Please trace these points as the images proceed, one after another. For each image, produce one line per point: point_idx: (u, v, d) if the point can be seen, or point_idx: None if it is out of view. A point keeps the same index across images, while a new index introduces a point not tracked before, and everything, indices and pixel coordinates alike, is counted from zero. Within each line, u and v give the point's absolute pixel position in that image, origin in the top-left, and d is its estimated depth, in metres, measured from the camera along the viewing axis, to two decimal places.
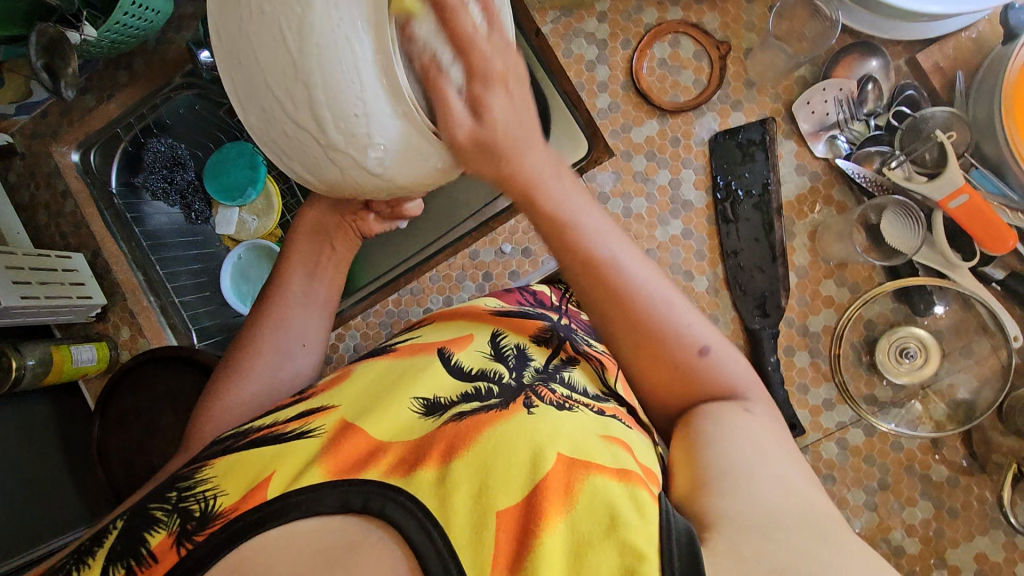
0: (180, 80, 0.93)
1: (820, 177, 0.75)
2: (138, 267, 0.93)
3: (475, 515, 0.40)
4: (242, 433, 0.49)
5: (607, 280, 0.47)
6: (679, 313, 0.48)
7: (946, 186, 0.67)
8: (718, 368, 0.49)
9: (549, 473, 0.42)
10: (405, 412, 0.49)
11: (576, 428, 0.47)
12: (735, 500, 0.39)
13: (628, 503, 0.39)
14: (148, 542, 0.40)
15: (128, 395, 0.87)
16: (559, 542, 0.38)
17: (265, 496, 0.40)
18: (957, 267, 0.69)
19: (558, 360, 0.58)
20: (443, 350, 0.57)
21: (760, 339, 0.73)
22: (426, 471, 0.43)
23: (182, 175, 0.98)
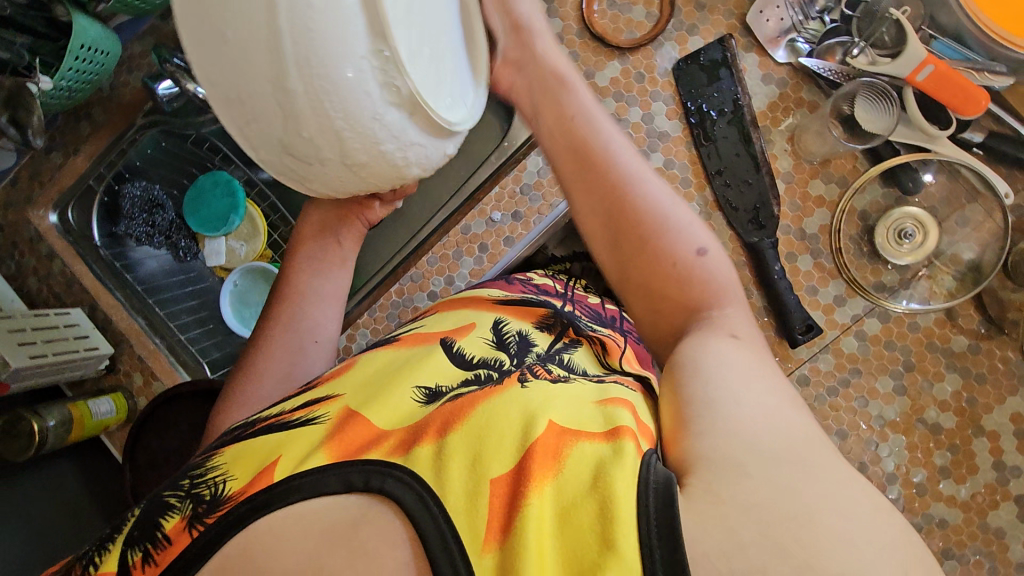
0: (142, 120, 0.90)
1: (787, 82, 0.75)
2: (138, 313, 0.92)
3: (469, 486, 0.38)
4: (250, 422, 0.48)
5: (603, 166, 0.52)
6: (675, 214, 0.52)
7: (911, 61, 0.68)
8: (712, 271, 0.50)
9: (540, 437, 0.40)
10: (406, 399, 0.47)
11: (571, 399, 0.45)
12: (718, 438, 0.38)
13: (617, 459, 0.38)
14: (164, 526, 0.40)
15: (154, 436, 0.86)
16: (547, 508, 0.37)
17: (272, 479, 0.40)
18: (937, 138, 0.70)
19: (562, 342, 0.58)
20: (446, 338, 0.56)
21: (761, 251, 0.74)
22: (424, 447, 0.41)
23: (162, 216, 1.00)
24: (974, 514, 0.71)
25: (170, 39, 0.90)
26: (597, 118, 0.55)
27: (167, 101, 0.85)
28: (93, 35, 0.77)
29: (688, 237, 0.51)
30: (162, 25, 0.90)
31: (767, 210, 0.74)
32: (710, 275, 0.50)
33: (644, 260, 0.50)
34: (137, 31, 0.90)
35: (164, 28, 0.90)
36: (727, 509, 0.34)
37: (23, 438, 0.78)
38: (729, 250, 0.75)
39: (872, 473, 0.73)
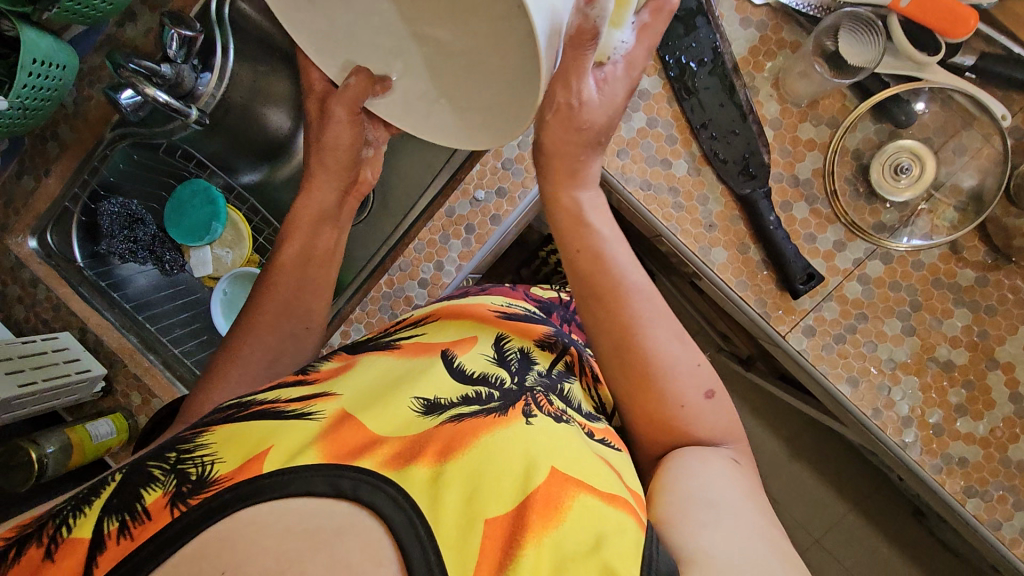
0: (112, 134, 0.87)
1: (767, 23, 0.72)
2: (129, 330, 0.91)
3: (461, 520, 0.38)
4: (244, 403, 0.46)
5: (618, 303, 0.49)
6: (685, 356, 0.49)
7: None
8: (720, 415, 0.49)
9: (541, 486, 0.40)
10: (404, 410, 0.46)
11: (573, 439, 0.45)
12: (717, 543, 0.38)
13: (617, 527, 0.38)
14: (143, 499, 0.37)
15: None
16: (541, 560, 0.37)
17: (261, 469, 0.37)
18: (927, 66, 0.67)
19: (560, 367, 0.57)
20: (448, 351, 0.54)
21: (755, 202, 0.71)
22: (420, 468, 0.41)
23: (143, 230, 0.97)
24: (995, 449, 0.70)
25: (128, 47, 0.87)
26: (612, 244, 0.52)
27: (132, 110, 0.81)
28: (45, 48, 0.74)
29: (697, 379, 0.49)
30: (118, 33, 0.87)
31: (757, 159, 0.72)
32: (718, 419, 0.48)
33: (660, 408, 0.47)
34: (94, 43, 0.88)
35: (120, 36, 0.87)
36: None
37: (22, 468, 0.78)
38: (722, 205, 0.73)
39: (887, 418, 0.71)
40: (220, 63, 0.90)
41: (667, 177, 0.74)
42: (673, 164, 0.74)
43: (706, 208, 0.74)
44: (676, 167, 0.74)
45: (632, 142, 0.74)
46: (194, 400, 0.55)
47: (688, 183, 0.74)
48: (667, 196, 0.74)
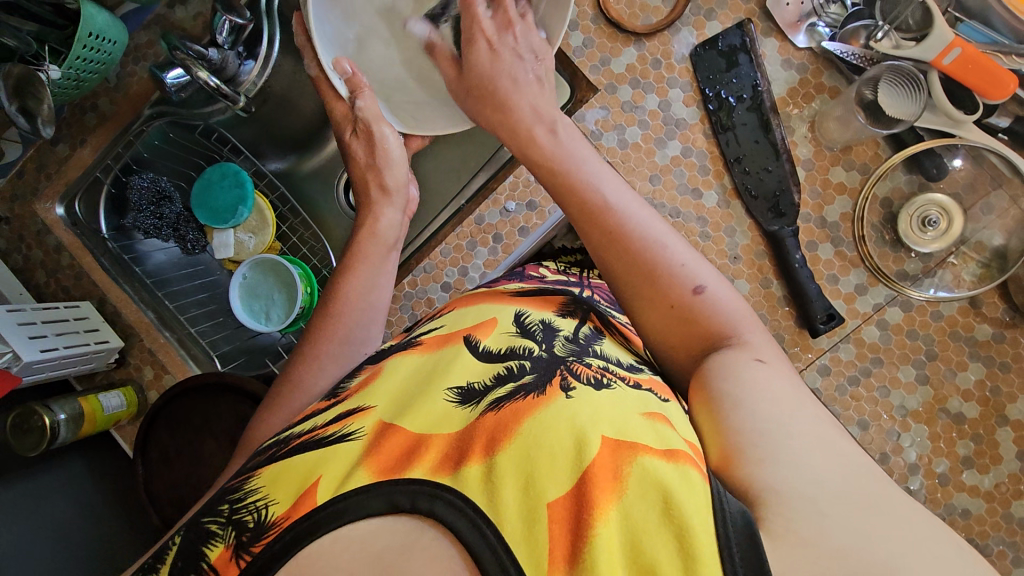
0: (149, 111, 0.89)
1: (807, 67, 0.74)
2: (148, 306, 0.91)
3: (525, 509, 0.40)
4: (285, 439, 0.50)
5: (599, 213, 0.54)
6: (673, 252, 0.53)
7: (937, 44, 0.66)
8: (716, 303, 0.51)
9: (595, 458, 0.41)
10: (440, 403, 0.49)
11: (616, 406, 0.46)
12: (793, 479, 0.38)
13: (681, 484, 0.39)
14: (210, 556, 0.44)
15: (165, 431, 0.86)
16: (613, 534, 0.39)
17: (316, 502, 0.42)
18: (963, 123, 0.68)
19: (590, 328, 0.57)
20: (469, 337, 0.55)
21: (782, 239, 0.73)
22: (472, 466, 0.43)
23: (169, 207, 0.96)
24: (998, 505, 0.71)
25: (177, 28, 0.89)
26: (588, 161, 0.58)
27: (176, 91, 0.83)
28: (101, 23, 0.76)
29: (684, 275, 0.52)
30: (168, 14, 0.89)
31: (787, 197, 0.73)
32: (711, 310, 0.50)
33: (650, 307, 0.52)
34: (143, 21, 0.89)
35: (170, 17, 0.89)
36: (814, 551, 0.35)
37: (34, 432, 0.77)
38: (748, 239, 0.75)
39: (894, 463, 0.72)
40: (265, 52, 0.90)
41: (697, 207, 0.75)
42: (704, 193, 0.75)
43: (732, 240, 0.75)
44: (706, 197, 0.75)
45: (665, 169, 0.75)
46: (252, 429, 0.61)
47: (717, 215, 0.75)
48: (695, 225, 0.75)
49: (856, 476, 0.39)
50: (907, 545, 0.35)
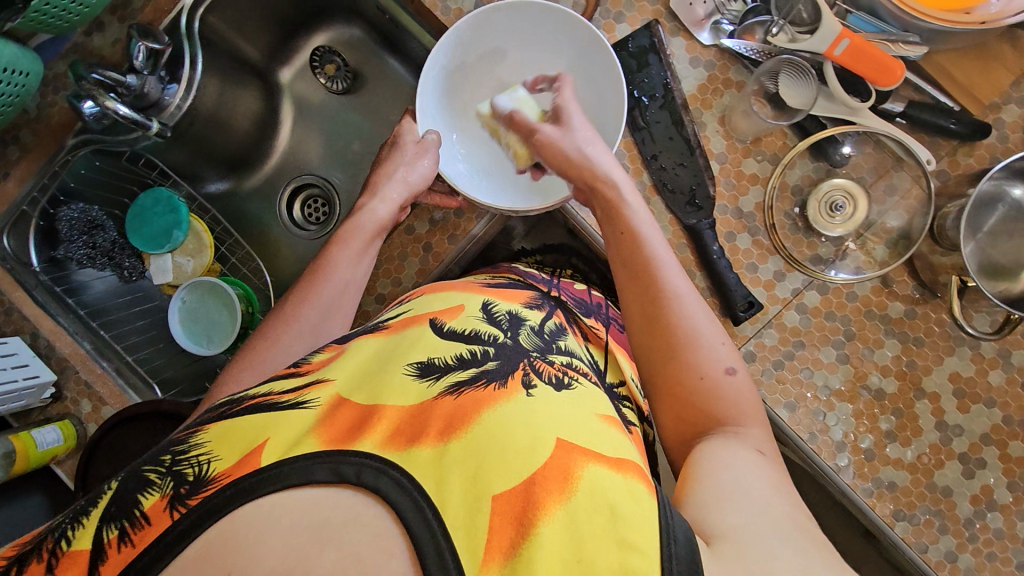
0: (74, 140, 0.88)
1: (715, 64, 0.76)
2: (83, 336, 0.90)
3: (469, 500, 0.43)
4: (238, 401, 0.52)
5: (645, 270, 0.58)
6: (711, 334, 0.55)
7: (828, 36, 0.68)
8: (736, 392, 0.53)
9: (547, 459, 0.45)
10: (402, 377, 0.53)
11: (575, 409, 0.51)
12: (751, 526, 0.41)
13: (624, 495, 0.43)
14: (142, 504, 0.43)
15: (104, 462, 0.84)
16: (554, 532, 0.41)
17: (260, 462, 0.43)
18: (860, 112, 0.71)
19: (554, 325, 0.66)
20: (435, 320, 0.61)
21: (701, 232, 0.74)
22: (425, 448, 0.45)
23: (103, 236, 0.96)
24: (922, 475, 0.73)
25: (94, 56, 0.88)
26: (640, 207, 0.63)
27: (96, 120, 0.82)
28: (8, 56, 0.75)
29: (716, 356, 0.54)
30: (85, 42, 0.88)
31: (703, 191, 0.75)
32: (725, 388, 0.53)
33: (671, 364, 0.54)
34: (59, 50, 0.88)
35: (87, 45, 0.88)
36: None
37: None
38: (671, 233, 0.76)
39: (822, 442, 0.74)
40: (187, 75, 0.90)
41: None
42: None
43: None
44: None
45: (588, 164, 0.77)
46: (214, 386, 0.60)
47: None
48: None
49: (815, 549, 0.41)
50: None
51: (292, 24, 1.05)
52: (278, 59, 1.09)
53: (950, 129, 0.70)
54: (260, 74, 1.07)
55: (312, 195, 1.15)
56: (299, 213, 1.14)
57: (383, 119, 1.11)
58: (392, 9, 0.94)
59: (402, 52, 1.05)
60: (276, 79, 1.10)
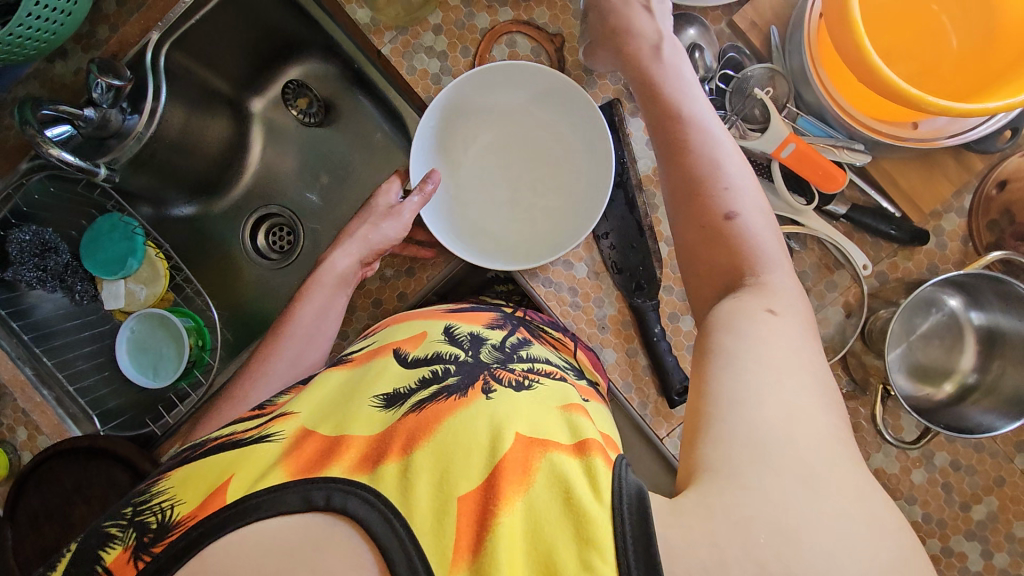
0: (28, 165, 0.87)
1: None
2: (26, 363, 0.89)
3: (435, 504, 0.43)
4: (200, 444, 0.53)
5: (677, 132, 0.58)
6: (725, 177, 0.56)
7: (774, 139, 0.69)
8: (747, 231, 0.54)
9: (506, 453, 0.46)
10: (368, 408, 0.53)
11: (534, 406, 0.52)
12: (726, 448, 0.41)
13: (582, 476, 0.43)
14: (104, 559, 0.43)
15: (36, 495, 0.84)
16: (516, 519, 0.42)
17: (224, 501, 0.43)
18: (803, 211, 0.72)
19: (517, 338, 0.67)
20: (398, 350, 0.63)
21: (644, 313, 0.76)
22: (390, 464, 0.46)
23: (55, 259, 0.94)
24: None
25: (56, 84, 0.88)
26: (681, 75, 0.63)
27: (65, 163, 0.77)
28: None
29: (725, 199, 0.55)
30: (47, 68, 0.88)
31: (648, 273, 0.77)
32: (736, 237, 0.54)
33: (690, 221, 0.56)
34: (19, 76, 0.87)
35: (49, 72, 0.88)
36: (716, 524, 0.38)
37: None
38: (615, 310, 0.78)
39: None
40: (151, 106, 0.89)
41: (568, 277, 0.79)
42: (575, 265, 0.79)
43: (601, 310, 0.79)
44: (577, 269, 0.79)
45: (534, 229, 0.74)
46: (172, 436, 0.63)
47: (587, 285, 0.79)
48: (566, 295, 0.79)
49: (800, 448, 0.41)
50: (812, 517, 0.38)
51: (267, 58, 1.05)
52: (250, 89, 1.08)
53: (891, 235, 0.72)
54: (230, 103, 1.07)
55: (277, 224, 1.15)
56: (259, 237, 1.14)
57: (354, 157, 1.11)
58: (361, 61, 1.00)
59: (375, 95, 1.06)
60: (247, 109, 1.10)
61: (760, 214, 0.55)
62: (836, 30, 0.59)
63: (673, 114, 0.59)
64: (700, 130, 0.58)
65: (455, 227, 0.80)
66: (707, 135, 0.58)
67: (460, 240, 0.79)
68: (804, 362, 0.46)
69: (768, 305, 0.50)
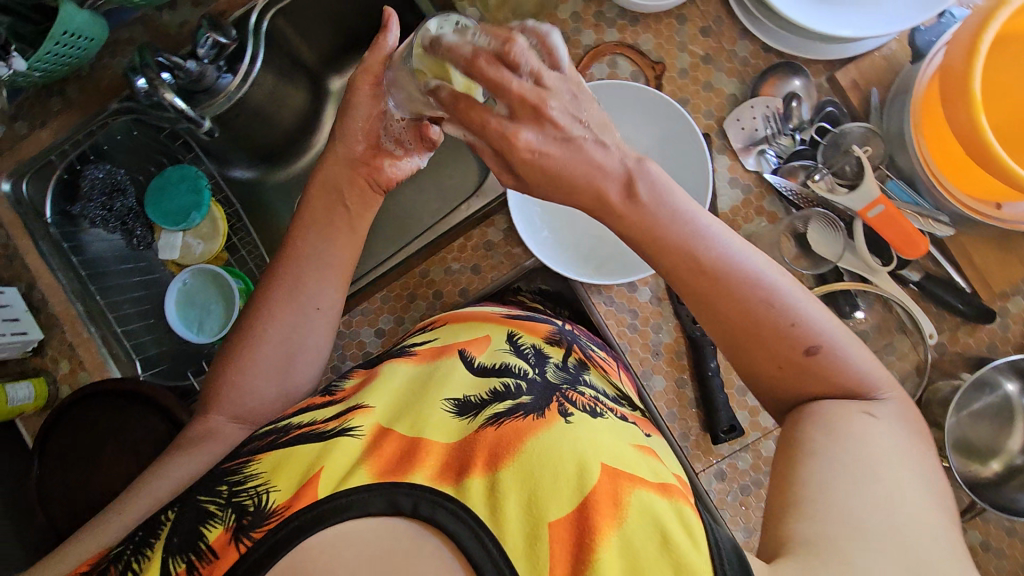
0: (117, 105, 0.88)
1: (752, 189, 0.79)
2: (78, 299, 0.88)
3: (527, 528, 0.45)
4: (285, 429, 0.55)
5: (710, 280, 0.52)
6: (791, 312, 0.51)
7: (865, 197, 0.73)
8: (832, 362, 0.51)
9: (596, 484, 0.47)
10: (441, 413, 0.55)
11: (613, 438, 0.53)
12: (826, 525, 0.43)
13: (676, 522, 0.45)
14: (206, 537, 0.45)
15: (71, 430, 0.84)
16: (612, 555, 0.43)
17: (317, 496, 0.44)
18: (878, 272, 0.73)
19: (574, 360, 0.66)
20: (464, 351, 0.64)
21: (702, 345, 0.77)
22: (476, 480, 0.47)
23: (121, 201, 0.98)
24: None
25: (161, 32, 0.90)
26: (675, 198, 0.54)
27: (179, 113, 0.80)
28: (78, 22, 0.78)
29: (803, 334, 0.51)
30: (154, 16, 0.90)
31: None
32: (825, 369, 0.51)
33: (758, 361, 0.52)
34: (126, 19, 0.89)
35: (156, 19, 0.90)
36: None
37: None
38: (671, 339, 0.79)
39: None
40: (245, 69, 0.91)
41: (630, 299, 0.80)
42: (639, 289, 0.80)
43: (658, 336, 0.79)
44: (640, 292, 0.80)
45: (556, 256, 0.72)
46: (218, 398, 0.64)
47: (648, 310, 0.80)
48: (626, 316, 0.79)
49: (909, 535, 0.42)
50: None
51: (358, 40, 1.07)
52: (334, 67, 1.11)
53: (958, 308, 0.73)
54: (313, 77, 1.09)
55: None
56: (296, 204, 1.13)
57: None
58: None
59: None
60: (327, 85, 1.12)
61: (838, 329, 0.52)
62: (957, 117, 0.63)
63: (695, 261, 0.52)
64: (737, 284, 0.51)
65: (538, 228, 0.81)
66: (748, 273, 0.52)
67: (542, 243, 0.80)
68: (907, 463, 0.47)
69: (863, 406, 0.50)
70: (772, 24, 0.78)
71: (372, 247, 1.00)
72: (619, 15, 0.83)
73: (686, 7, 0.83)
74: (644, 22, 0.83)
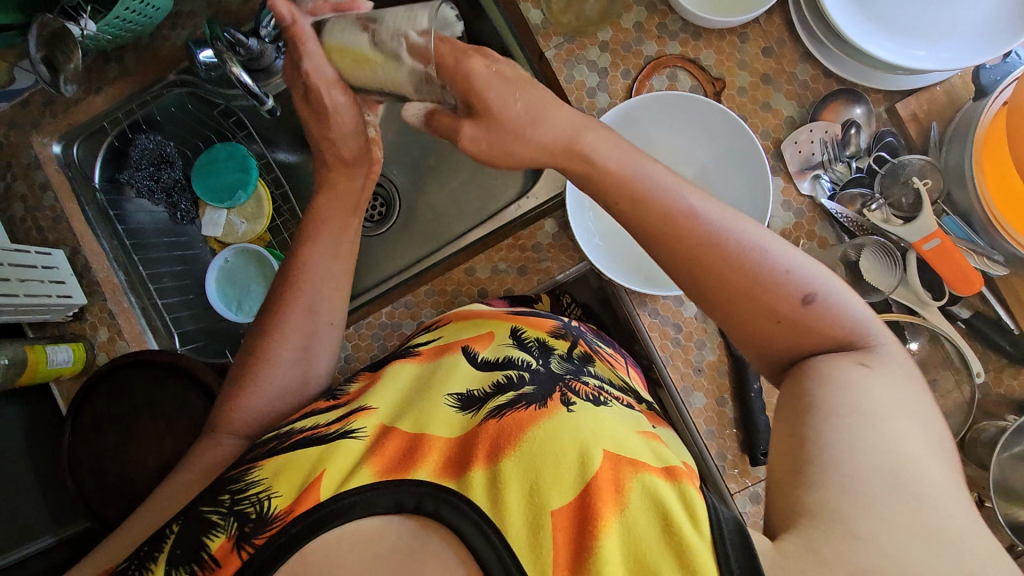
0: (174, 76, 0.89)
1: (804, 213, 0.80)
2: (120, 267, 0.90)
3: (530, 518, 0.44)
4: (286, 434, 0.54)
5: (690, 239, 0.53)
6: (777, 261, 0.51)
7: (920, 230, 0.73)
8: (827, 311, 0.50)
9: (598, 470, 0.46)
10: (444, 407, 0.55)
11: (616, 426, 0.52)
12: (828, 491, 0.41)
13: (679, 504, 0.43)
14: (209, 547, 0.45)
15: (103, 399, 0.85)
16: (615, 543, 0.42)
17: (319, 497, 0.44)
18: (928, 305, 0.74)
19: (579, 353, 0.66)
20: (468, 348, 0.64)
21: (745, 365, 0.77)
22: (477, 472, 0.46)
23: (168, 172, 0.97)
24: None
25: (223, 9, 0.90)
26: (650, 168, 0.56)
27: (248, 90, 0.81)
28: None
29: (794, 283, 0.50)
30: None
31: None
32: (819, 322, 0.50)
33: (751, 319, 0.51)
34: None
35: None
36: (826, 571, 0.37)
37: None
38: (715, 356, 0.79)
39: None
40: None
41: (675, 313, 0.80)
42: (685, 304, 0.80)
43: (700, 353, 0.79)
44: (686, 307, 0.80)
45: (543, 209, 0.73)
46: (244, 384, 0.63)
47: (692, 325, 0.80)
48: (669, 329, 0.80)
49: (913, 496, 0.40)
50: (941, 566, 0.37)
51: None
52: None
53: (1004, 349, 0.74)
54: None
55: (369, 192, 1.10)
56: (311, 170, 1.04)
57: None
58: None
59: None
60: None
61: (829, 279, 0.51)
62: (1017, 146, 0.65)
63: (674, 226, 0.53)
64: (716, 243, 0.52)
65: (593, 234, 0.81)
66: (726, 229, 0.52)
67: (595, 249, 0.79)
68: (906, 412, 0.45)
69: (859, 358, 0.48)
70: (838, 51, 0.78)
71: (413, 241, 1.01)
72: (682, 28, 0.83)
73: (750, 26, 0.82)
74: (707, 38, 0.83)
